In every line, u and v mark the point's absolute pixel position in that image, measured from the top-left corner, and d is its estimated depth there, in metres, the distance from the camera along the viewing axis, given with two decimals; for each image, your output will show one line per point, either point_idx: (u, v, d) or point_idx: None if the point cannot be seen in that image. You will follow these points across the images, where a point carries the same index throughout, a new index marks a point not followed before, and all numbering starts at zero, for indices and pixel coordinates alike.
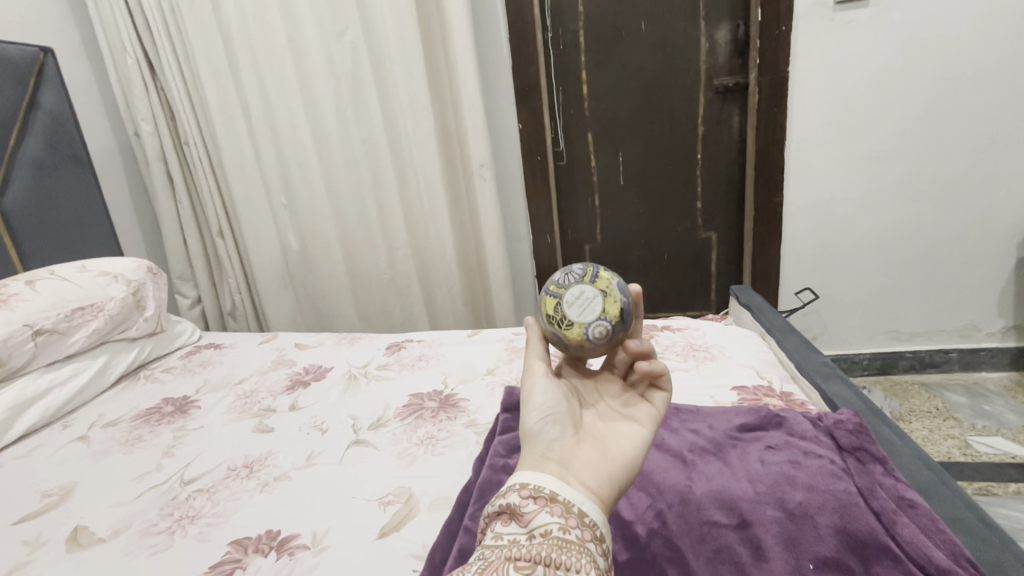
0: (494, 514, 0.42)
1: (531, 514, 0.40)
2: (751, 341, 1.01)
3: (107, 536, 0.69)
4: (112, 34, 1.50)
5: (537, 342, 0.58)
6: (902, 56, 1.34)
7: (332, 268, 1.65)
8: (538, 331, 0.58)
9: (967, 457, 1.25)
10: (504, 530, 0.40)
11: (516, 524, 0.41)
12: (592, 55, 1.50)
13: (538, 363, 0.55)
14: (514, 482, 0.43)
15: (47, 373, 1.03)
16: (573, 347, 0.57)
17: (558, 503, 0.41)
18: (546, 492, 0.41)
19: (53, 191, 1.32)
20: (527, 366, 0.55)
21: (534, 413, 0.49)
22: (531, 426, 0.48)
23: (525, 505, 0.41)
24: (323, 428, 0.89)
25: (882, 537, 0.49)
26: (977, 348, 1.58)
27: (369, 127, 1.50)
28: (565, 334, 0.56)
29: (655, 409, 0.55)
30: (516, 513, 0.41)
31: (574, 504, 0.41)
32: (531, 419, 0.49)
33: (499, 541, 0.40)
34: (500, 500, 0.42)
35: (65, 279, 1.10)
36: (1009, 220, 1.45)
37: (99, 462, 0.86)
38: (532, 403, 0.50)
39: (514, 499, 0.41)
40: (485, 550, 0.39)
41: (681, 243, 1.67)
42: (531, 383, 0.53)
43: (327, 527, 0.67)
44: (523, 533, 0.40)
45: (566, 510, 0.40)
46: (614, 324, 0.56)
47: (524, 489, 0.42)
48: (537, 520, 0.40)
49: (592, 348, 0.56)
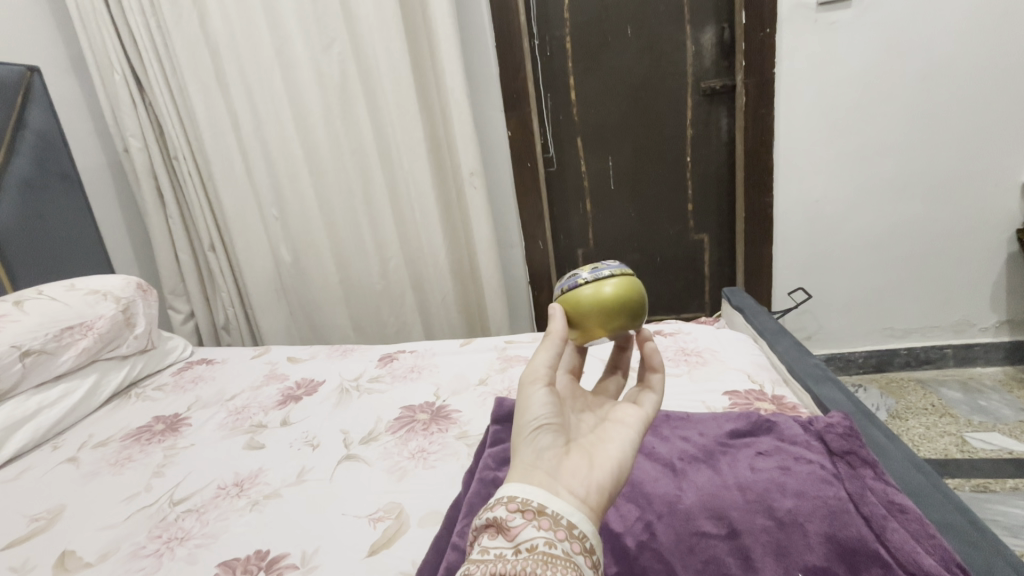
0: (482, 527, 0.42)
1: (517, 528, 0.40)
2: (744, 344, 1.01)
3: (93, 561, 0.68)
4: (99, 51, 1.49)
5: (552, 350, 0.51)
6: (886, 54, 1.34)
7: (326, 280, 1.64)
8: (561, 334, 0.52)
9: (964, 454, 1.24)
10: (490, 544, 0.40)
11: (502, 538, 0.40)
12: (580, 62, 1.51)
13: (543, 368, 0.50)
14: (502, 494, 0.42)
15: (36, 396, 1.02)
16: (588, 283, 0.57)
17: (545, 516, 0.40)
18: (534, 505, 0.40)
19: (41, 209, 1.31)
20: (523, 376, 0.51)
21: (525, 421, 0.47)
22: (523, 436, 0.47)
23: (511, 519, 0.40)
24: (313, 444, 0.88)
25: (873, 544, 0.49)
26: (971, 344, 1.58)
27: (359, 136, 1.50)
28: (586, 273, 0.59)
29: (641, 410, 0.54)
30: (502, 527, 0.40)
31: (561, 515, 0.40)
32: (524, 428, 0.47)
33: (485, 556, 0.39)
34: (487, 514, 0.41)
35: (53, 297, 1.09)
36: (999, 215, 1.45)
37: (88, 484, 0.85)
38: (522, 412, 0.48)
39: (500, 513, 0.41)
40: (471, 563, 0.39)
41: (673, 246, 1.67)
42: (526, 389, 0.50)
43: (316, 546, 0.66)
44: (509, 548, 0.39)
45: (554, 523, 0.40)
46: (623, 269, 0.60)
47: (511, 503, 0.41)
48: (523, 535, 0.39)
49: (607, 281, 0.57)
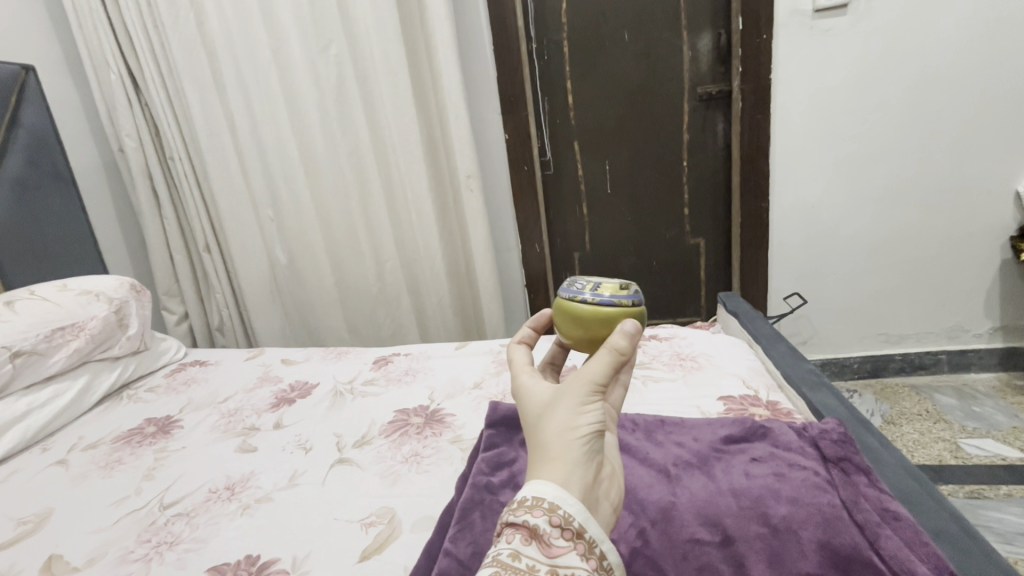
0: (514, 526, 0.39)
1: (559, 548, 0.37)
2: (739, 349, 1.01)
3: (81, 565, 0.67)
4: (94, 50, 1.49)
5: (621, 369, 0.47)
6: (882, 62, 1.35)
7: (321, 282, 1.63)
8: (625, 354, 0.47)
9: (958, 460, 1.24)
10: (524, 550, 0.38)
11: (537, 548, 0.37)
12: (577, 66, 1.51)
13: (604, 379, 0.45)
14: (542, 498, 0.39)
15: (25, 397, 1.01)
16: (594, 299, 0.55)
17: (584, 541, 0.38)
18: (575, 527, 0.38)
19: (34, 208, 1.30)
20: (586, 374, 0.45)
21: (582, 422, 0.43)
22: (577, 440, 0.42)
23: (553, 535, 0.37)
24: (306, 447, 0.88)
25: (866, 552, 0.49)
26: (965, 350, 1.59)
27: (355, 138, 1.50)
28: (594, 286, 0.57)
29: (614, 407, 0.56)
30: (542, 538, 0.37)
31: (596, 543, 0.39)
32: (578, 433, 0.43)
33: (518, 563, 0.37)
34: (524, 516, 0.38)
35: (45, 298, 1.08)
36: (993, 222, 1.45)
37: (78, 487, 0.84)
38: (573, 414, 0.44)
39: (542, 523, 0.38)
40: (501, 567, 0.36)
41: (669, 251, 1.67)
42: (579, 392, 0.44)
43: (308, 551, 0.65)
44: (545, 564, 0.37)
45: (589, 550, 0.38)
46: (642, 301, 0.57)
47: (554, 516, 0.38)
48: (563, 558, 0.37)
49: (611, 304, 0.55)
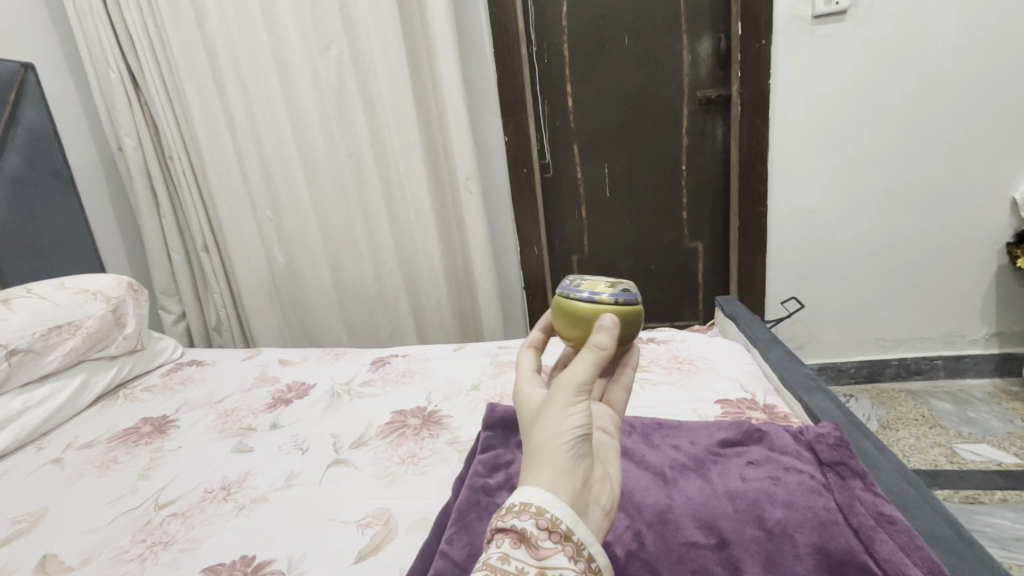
0: (503, 530, 0.39)
1: (547, 550, 0.37)
2: (736, 353, 1.01)
3: (75, 565, 0.67)
4: (94, 49, 1.48)
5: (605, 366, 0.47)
6: (880, 68, 1.36)
7: (319, 283, 1.63)
8: (609, 350, 0.47)
9: (953, 465, 1.25)
10: (512, 553, 0.38)
11: (526, 551, 0.38)
12: (577, 70, 1.52)
13: (589, 379, 0.46)
14: (529, 502, 0.39)
15: (21, 396, 1.01)
16: (592, 297, 0.55)
17: (571, 543, 0.38)
18: (562, 529, 0.38)
19: (31, 206, 1.30)
20: (572, 376, 0.45)
21: (571, 424, 0.43)
22: (564, 444, 0.42)
23: (541, 538, 0.37)
24: (302, 448, 0.87)
25: (861, 556, 0.49)
26: (961, 355, 1.59)
27: (355, 139, 1.50)
28: (592, 286, 0.57)
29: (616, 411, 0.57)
30: (530, 541, 0.38)
31: (584, 545, 0.38)
32: (565, 436, 0.43)
33: (507, 566, 0.37)
34: (512, 520, 0.38)
35: (42, 296, 1.08)
36: (989, 228, 1.46)
37: (72, 486, 0.84)
38: (560, 417, 0.44)
39: (530, 527, 0.38)
40: (491, 571, 0.37)
41: (668, 255, 1.68)
42: (566, 394, 0.44)
43: (303, 552, 0.65)
44: (534, 567, 0.37)
45: (577, 553, 0.38)
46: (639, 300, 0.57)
47: (541, 520, 0.38)
48: (552, 560, 0.37)
49: (609, 303, 0.55)
